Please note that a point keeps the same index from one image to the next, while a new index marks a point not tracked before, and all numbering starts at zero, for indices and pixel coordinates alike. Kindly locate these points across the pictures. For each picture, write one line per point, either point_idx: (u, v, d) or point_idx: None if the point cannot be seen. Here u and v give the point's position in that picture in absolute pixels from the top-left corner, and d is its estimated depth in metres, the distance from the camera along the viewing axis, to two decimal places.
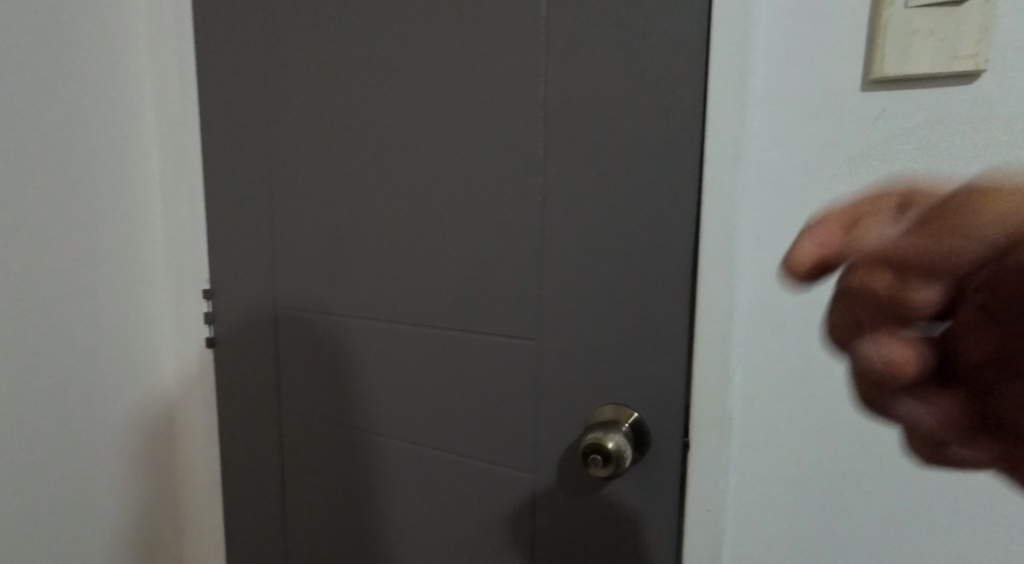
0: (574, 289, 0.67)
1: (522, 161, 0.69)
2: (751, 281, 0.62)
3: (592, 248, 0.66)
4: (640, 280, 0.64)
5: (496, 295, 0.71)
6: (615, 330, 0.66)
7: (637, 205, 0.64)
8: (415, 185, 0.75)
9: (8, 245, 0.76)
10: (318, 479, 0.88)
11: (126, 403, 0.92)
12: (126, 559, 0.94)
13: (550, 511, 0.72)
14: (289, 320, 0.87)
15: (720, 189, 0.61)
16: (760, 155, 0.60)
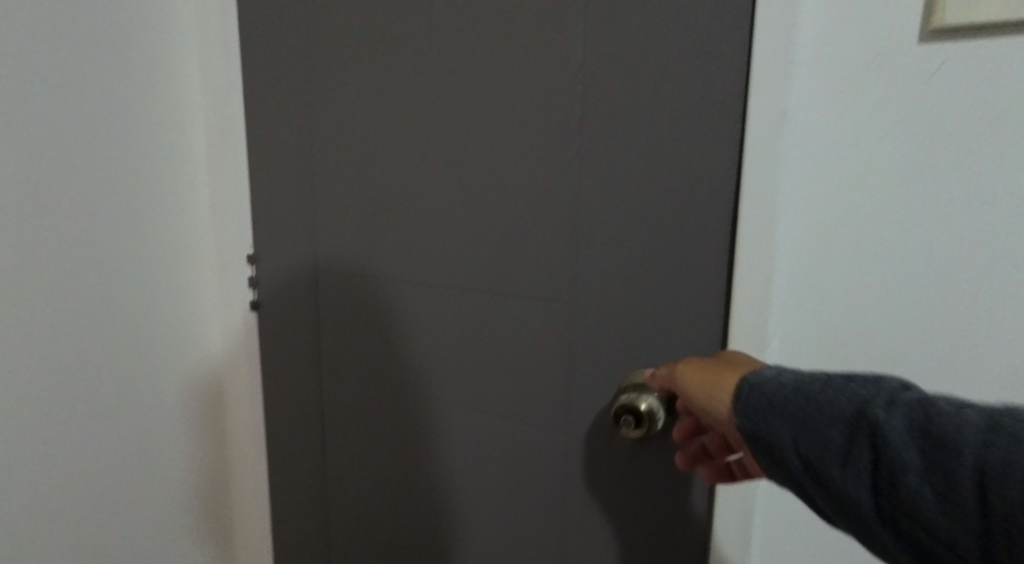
0: (610, 258, 0.67)
1: (559, 130, 0.68)
2: (792, 242, 0.62)
3: (629, 216, 0.65)
4: (677, 244, 0.63)
5: (531, 263, 0.72)
6: (652, 295, 0.65)
7: (677, 173, 0.62)
8: (452, 155, 0.75)
9: (63, 210, 0.79)
10: (356, 437, 0.91)
11: (176, 362, 0.95)
12: (178, 510, 0.99)
13: (582, 473, 0.72)
14: (329, 283, 0.88)
15: (766, 156, 0.59)
16: (807, 124, 0.60)
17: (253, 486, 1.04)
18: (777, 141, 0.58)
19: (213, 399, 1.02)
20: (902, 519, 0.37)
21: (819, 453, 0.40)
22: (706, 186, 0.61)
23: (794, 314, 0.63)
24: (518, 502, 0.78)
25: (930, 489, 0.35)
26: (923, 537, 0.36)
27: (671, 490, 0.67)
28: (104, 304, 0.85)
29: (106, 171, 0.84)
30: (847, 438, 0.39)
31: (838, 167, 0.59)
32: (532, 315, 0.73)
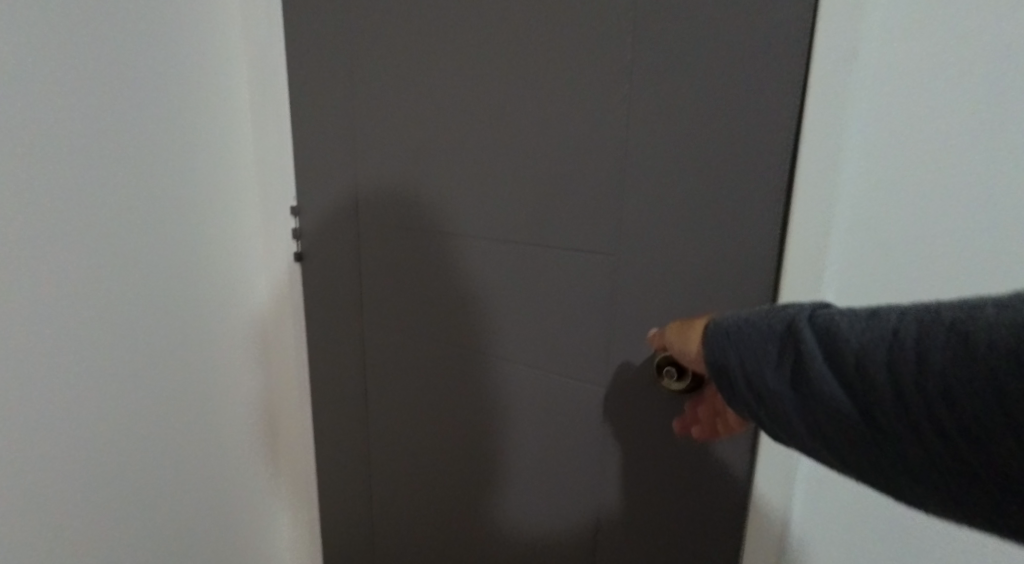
0: (656, 230, 0.66)
1: (609, 96, 0.66)
2: (852, 195, 0.60)
3: (677, 190, 0.64)
4: (730, 214, 0.61)
5: (574, 228, 0.71)
6: (699, 263, 0.64)
7: (730, 148, 0.60)
8: (498, 115, 0.73)
9: (114, 157, 0.80)
10: (398, 384, 0.92)
11: (228, 312, 0.98)
12: (233, 452, 1.03)
13: (620, 434, 0.72)
14: (373, 232, 0.88)
15: (822, 137, 0.57)
16: (868, 103, 0.58)
17: (297, 428, 1.08)
18: (834, 121, 0.57)
19: (258, 346, 1.05)
20: (822, 414, 0.40)
21: (756, 368, 0.43)
22: (759, 163, 0.59)
23: (849, 269, 0.61)
24: (557, 465, 0.78)
25: (844, 382, 0.38)
26: (847, 430, 0.39)
27: (709, 464, 0.67)
28: (158, 249, 0.87)
29: (157, 117, 0.85)
30: (777, 350, 0.43)
31: (899, 149, 0.57)
32: (574, 282, 0.72)
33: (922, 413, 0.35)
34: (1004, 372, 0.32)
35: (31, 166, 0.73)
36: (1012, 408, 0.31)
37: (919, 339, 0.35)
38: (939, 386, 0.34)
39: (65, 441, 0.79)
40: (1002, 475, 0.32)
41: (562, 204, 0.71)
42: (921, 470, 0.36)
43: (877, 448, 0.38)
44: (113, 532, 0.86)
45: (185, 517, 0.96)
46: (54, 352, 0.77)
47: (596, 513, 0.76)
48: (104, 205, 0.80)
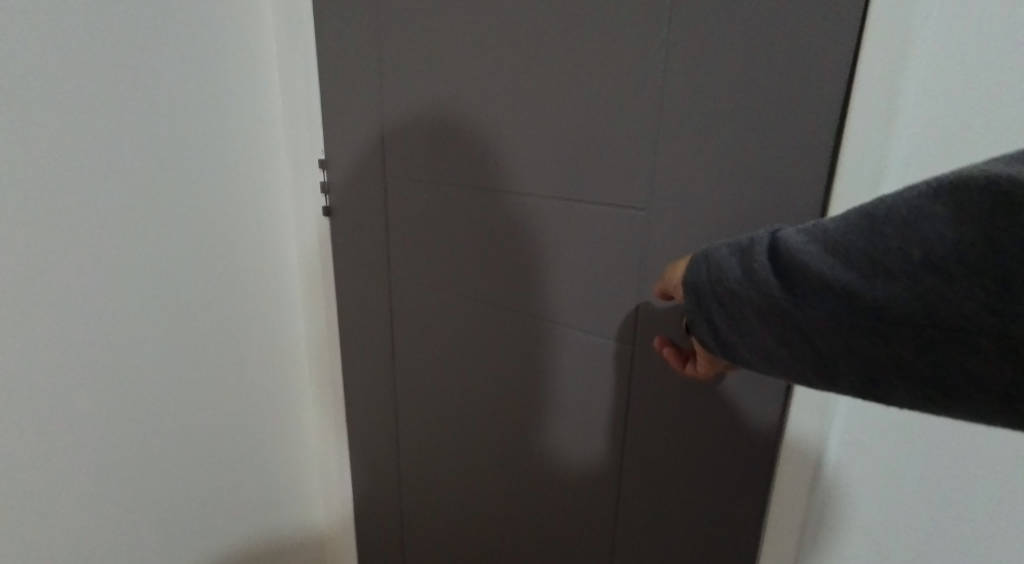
0: (694, 182, 0.60)
1: (644, 34, 0.60)
2: (912, 144, 0.53)
3: (720, 138, 0.58)
4: (774, 169, 0.56)
5: (603, 179, 0.65)
6: (735, 221, 0.59)
7: (781, 89, 0.54)
8: (523, 58, 0.69)
9: (136, 111, 0.79)
10: (421, 342, 0.90)
11: (259, 267, 0.99)
12: (263, 403, 1.05)
13: (642, 399, 0.68)
14: (397, 186, 0.85)
15: (879, 76, 0.51)
16: (936, 34, 0.50)
17: (327, 380, 1.10)
18: (894, 59, 0.50)
19: (288, 300, 1.06)
20: (758, 309, 0.45)
21: (718, 278, 0.48)
22: (812, 105, 0.53)
23: None
24: (579, 430, 0.75)
25: (788, 275, 0.44)
26: (788, 319, 0.44)
27: (742, 435, 0.62)
28: (182, 201, 0.86)
29: (178, 65, 0.83)
30: (736, 259, 0.47)
31: (969, 88, 0.50)
32: (599, 237, 0.67)
33: (851, 286, 0.41)
34: (910, 236, 0.38)
35: (44, 114, 0.71)
36: (918, 264, 0.38)
37: (846, 227, 0.41)
38: (865, 260, 0.40)
39: (93, 389, 0.81)
40: (914, 330, 0.39)
41: (589, 153, 0.66)
42: (851, 342, 0.41)
43: (816, 330, 0.43)
44: (144, 477, 0.89)
45: (217, 462, 0.99)
46: (79, 303, 0.77)
47: (619, 481, 0.73)
48: (122, 154, 0.79)
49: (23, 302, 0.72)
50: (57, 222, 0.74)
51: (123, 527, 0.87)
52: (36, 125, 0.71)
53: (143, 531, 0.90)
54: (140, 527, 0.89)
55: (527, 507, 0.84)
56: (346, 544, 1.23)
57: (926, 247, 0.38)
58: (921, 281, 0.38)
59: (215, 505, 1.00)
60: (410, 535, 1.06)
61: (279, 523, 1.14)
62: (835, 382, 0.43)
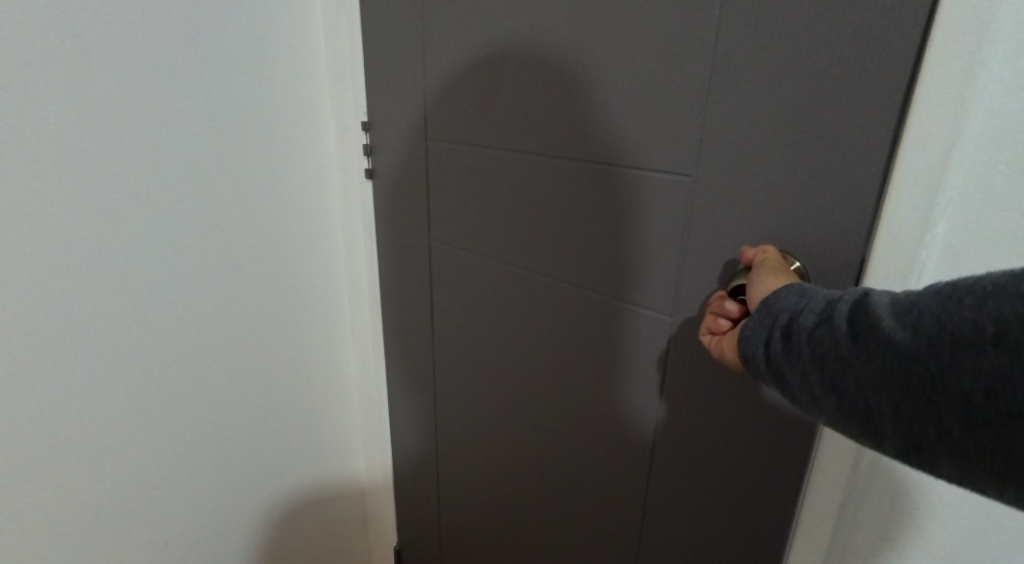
0: (745, 150, 0.56)
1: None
2: (997, 100, 0.47)
3: (773, 101, 0.54)
4: (827, 133, 0.52)
5: (648, 146, 0.63)
6: (784, 189, 0.55)
7: (846, 49, 0.50)
8: (569, 18, 0.66)
9: (181, 75, 0.80)
10: (460, 304, 0.91)
11: (302, 226, 1.01)
12: (304, 358, 1.08)
13: (679, 369, 0.67)
14: (438, 146, 0.85)
15: (961, 28, 0.46)
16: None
17: (370, 339, 1.14)
18: (979, 11, 0.45)
19: (332, 259, 1.08)
20: (814, 353, 0.43)
21: (786, 311, 0.46)
22: (880, 67, 0.49)
23: (974, 194, 0.49)
24: (612, 405, 0.75)
25: (853, 324, 0.41)
26: (841, 370, 0.41)
27: (776, 420, 0.60)
28: (229, 163, 0.88)
29: (227, 24, 0.83)
30: (813, 300, 0.45)
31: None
32: (644, 206, 0.65)
33: (914, 347, 0.38)
34: (990, 310, 0.35)
35: (99, 76, 0.73)
36: (988, 338, 0.35)
37: (932, 292, 0.38)
38: (935, 325, 0.37)
39: (151, 342, 0.85)
40: (971, 404, 0.36)
41: (634, 119, 0.63)
42: (894, 399, 0.39)
43: (869, 385, 0.40)
44: (197, 425, 0.94)
45: (264, 413, 1.04)
46: (132, 262, 0.80)
47: (651, 459, 0.72)
48: (173, 116, 0.80)
49: (87, 257, 0.75)
50: (116, 181, 0.76)
51: (178, 470, 0.92)
52: (91, 87, 0.72)
53: (195, 476, 0.95)
54: (191, 473, 0.94)
55: (561, 474, 0.84)
56: (384, 498, 1.27)
57: (1005, 323, 0.34)
58: (989, 355, 0.35)
59: (262, 454, 1.05)
60: (444, 495, 1.09)
61: (322, 475, 1.19)
62: (866, 433, 0.41)
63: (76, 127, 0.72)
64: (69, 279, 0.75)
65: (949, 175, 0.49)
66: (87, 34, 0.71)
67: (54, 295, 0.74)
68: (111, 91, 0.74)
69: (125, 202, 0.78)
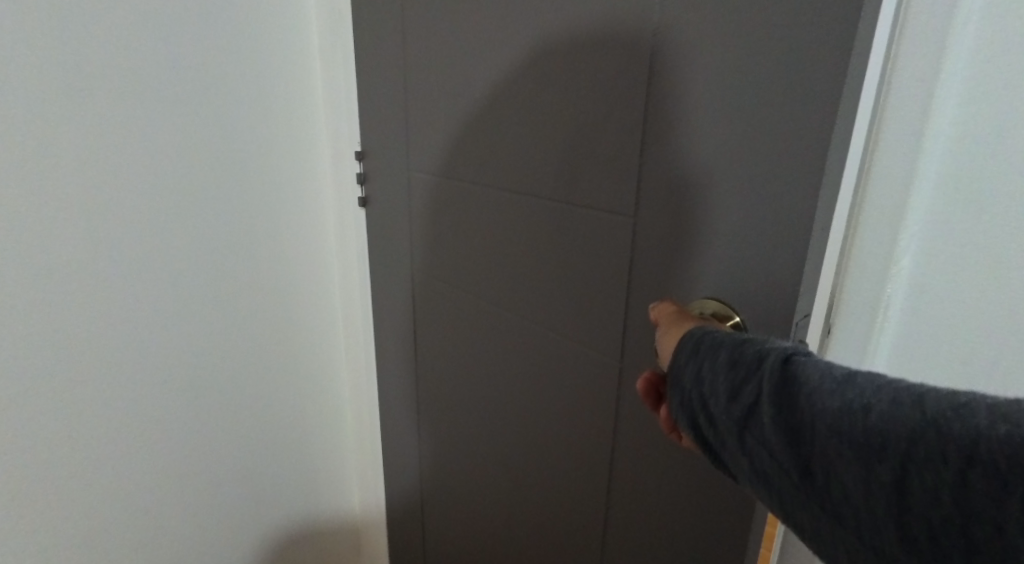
0: (683, 186, 0.52)
1: (636, 12, 0.52)
2: (948, 139, 0.52)
3: (706, 145, 0.50)
4: (759, 181, 0.47)
5: (590, 183, 0.60)
6: (718, 238, 0.51)
7: (773, 76, 0.45)
8: (520, 54, 0.63)
9: (165, 112, 0.81)
10: (439, 334, 0.89)
11: (293, 254, 1.01)
12: (294, 387, 1.08)
13: (632, 419, 0.63)
14: (418, 177, 0.83)
15: (916, 77, 0.50)
16: (980, 34, 0.48)
17: (362, 362, 1.14)
18: (930, 63, 0.49)
19: (326, 283, 1.09)
20: (760, 468, 0.38)
21: (708, 391, 0.41)
22: (809, 100, 0.44)
23: (932, 223, 0.54)
24: (570, 451, 0.71)
25: (804, 456, 0.35)
26: (792, 501, 0.36)
27: (717, 483, 0.55)
28: (223, 195, 0.90)
29: (214, 60, 0.85)
30: (737, 383, 0.39)
31: (1008, 97, 0.48)
32: (594, 247, 0.61)
33: (877, 518, 0.32)
34: (972, 512, 0.29)
35: (83, 118, 0.73)
36: (965, 546, 0.29)
37: (896, 426, 0.32)
38: (902, 499, 0.31)
39: (138, 366, 0.85)
40: None
41: (580, 157, 0.60)
42: (844, 548, 0.34)
43: (825, 531, 0.35)
44: (186, 449, 0.94)
45: (253, 441, 1.04)
46: (116, 295, 0.81)
47: (608, 510, 0.69)
48: (164, 146, 0.82)
49: (78, 285, 0.77)
50: (101, 214, 0.77)
51: (172, 493, 0.93)
52: (78, 129, 0.73)
53: (188, 501, 0.96)
54: (183, 498, 0.95)
55: (531, 517, 0.81)
56: (377, 526, 1.26)
57: (961, 500, 0.29)
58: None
59: (251, 481, 1.05)
60: (430, 525, 1.07)
61: (313, 501, 1.18)
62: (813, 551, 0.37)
63: (71, 163, 0.73)
64: (51, 314, 0.75)
65: (909, 212, 0.54)
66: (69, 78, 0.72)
67: (42, 330, 0.75)
68: (98, 124, 0.75)
69: (116, 230, 0.79)
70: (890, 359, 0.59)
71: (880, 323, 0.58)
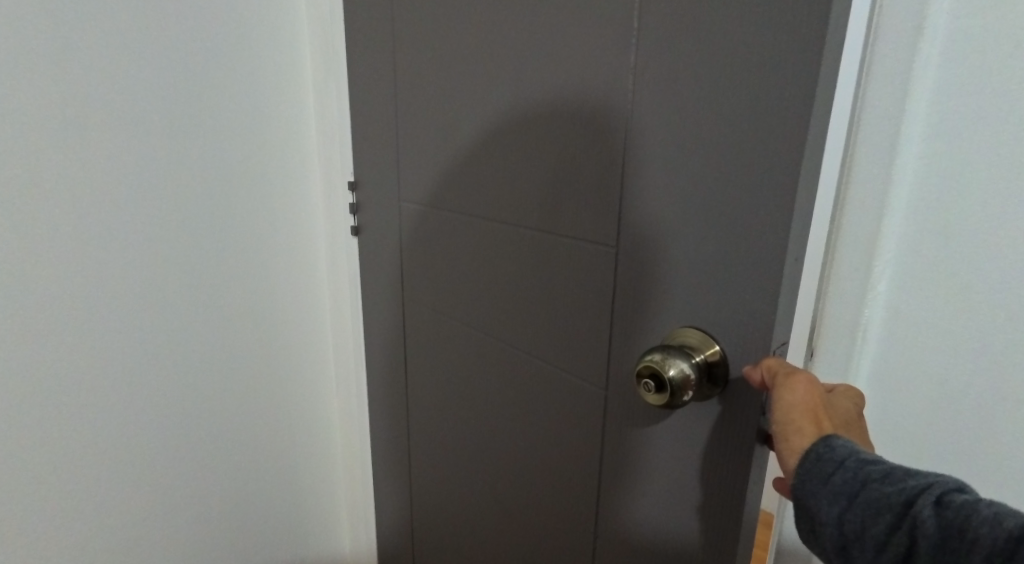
0: (659, 219, 0.54)
1: (613, 53, 0.55)
2: (915, 174, 0.55)
3: (681, 179, 0.52)
4: (731, 216, 0.49)
5: (572, 213, 0.61)
6: (697, 269, 0.52)
7: (743, 115, 0.47)
8: (505, 90, 0.65)
9: (158, 147, 0.83)
10: (429, 363, 0.89)
11: (284, 283, 1.02)
12: (285, 416, 1.08)
13: (614, 446, 0.63)
14: (408, 207, 0.84)
15: (881, 118, 0.52)
16: (937, 75, 0.52)
17: (354, 392, 1.14)
18: (896, 102, 0.52)
19: (317, 311, 1.09)
20: None
21: (854, 534, 0.42)
22: (774, 140, 0.46)
23: (905, 253, 0.56)
24: (558, 478, 0.71)
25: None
26: None
27: (699, 508, 0.56)
28: (215, 226, 0.91)
29: (208, 97, 0.87)
30: (886, 530, 0.41)
31: (965, 137, 0.52)
32: (576, 274, 0.62)
33: None
34: None
35: (77, 155, 0.75)
36: None
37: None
38: None
39: (127, 393, 0.86)
40: None
41: (562, 188, 0.62)
42: None
43: None
44: (176, 479, 0.94)
45: (245, 470, 1.03)
46: (106, 327, 0.82)
47: (592, 536, 0.69)
48: (159, 180, 0.83)
49: (69, 317, 0.78)
50: (95, 247, 0.79)
51: (157, 521, 0.93)
52: (73, 165, 0.75)
53: (175, 531, 0.95)
54: (171, 528, 0.95)
55: (519, 545, 0.80)
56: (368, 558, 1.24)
57: None
58: None
59: (240, 511, 1.04)
60: (420, 555, 1.06)
61: (302, 532, 1.17)
62: None
63: (64, 198, 0.75)
64: (41, 345, 0.76)
65: (882, 242, 0.57)
66: (63, 116, 0.74)
67: (35, 361, 0.76)
68: (90, 159, 0.76)
69: (109, 261, 0.80)
70: (870, 379, 0.61)
71: (859, 349, 0.60)
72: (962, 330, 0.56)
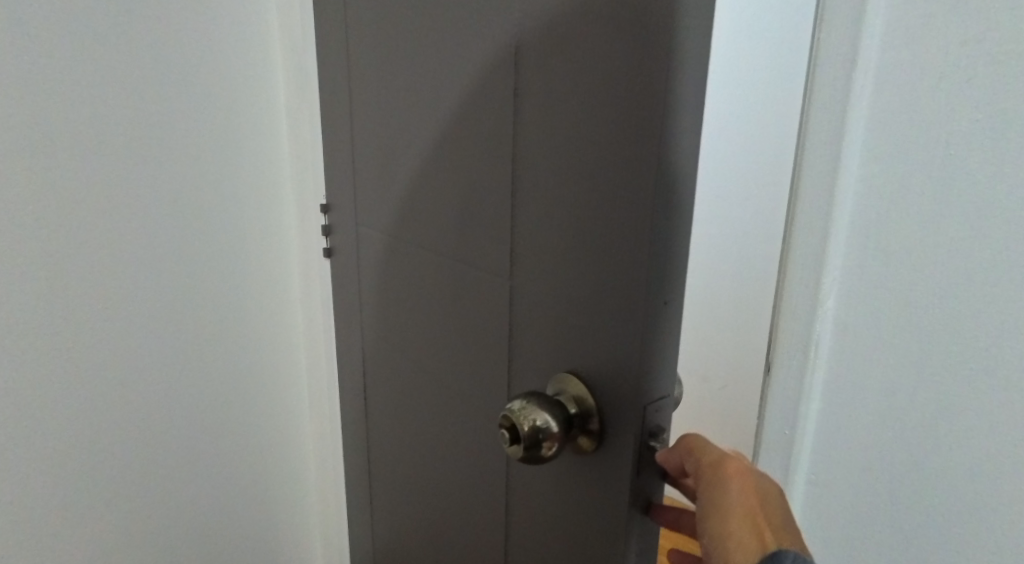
0: (545, 248, 0.53)
1: (501, 78, 0.54)
2: (857, 197, 0.52)
3: (559, 208, 0.50)
4: (606, 251, 0.47)
5: (478, 240, 0.60)
6: (580, 302, 0.50)
7: (616, 140, 0.45)
8: (440, 115, 0.63)
9: (120, 181, 0.81)
10: (386, 390, 0.86)
11: (253, 310, 1.00)
12: (254, 446, 1.05)
13: (525, 480, 0.60)
14: (364, 229, 0.82)
15: (824, 137, 0.52)
16: (873, 100, 0.50)
17: (326, 416, 1.11)
18: (838, 122, 0.51)
19: (289, 335, 1.07)
20: None
21: None
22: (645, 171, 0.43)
23: (853, 277, 0.53)
24: (488, 512, 0.68)
25: None
26: None
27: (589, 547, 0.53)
28: (180, 258, 0.89)
29: (173, 131, 0.85)
30: None
31: (903, 159, 0.49)
32: (484, 301, 0.61)
33: None
34: None
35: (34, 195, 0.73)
36: None
37: None
38: None
39: (87, 425, 0.83)
40: None
41: (472, 214, 0.60)
42: None
43: None
44: (140, 518, 0.91)
45: (211, 507, 1.00)
46: (64, 365, 0.79)
47: None
48: (121, 214, 0.82)
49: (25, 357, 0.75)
50: (53, 286, 0.77)
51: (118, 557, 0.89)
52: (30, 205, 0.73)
53: None
54: None
55: None
56: None
57: None
58: None
59: (206, 547, 1.01)
60: None
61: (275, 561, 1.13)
62: None
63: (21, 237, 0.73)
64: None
65: (830, 262, 0.54)
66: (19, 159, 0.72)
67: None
68: (48, 198, 0.75)
69: (75, 295, 0.79)
70: (822, 411, 0.58)
71: (812, 371, 0.57)
72: (911, 364, 0.52)
